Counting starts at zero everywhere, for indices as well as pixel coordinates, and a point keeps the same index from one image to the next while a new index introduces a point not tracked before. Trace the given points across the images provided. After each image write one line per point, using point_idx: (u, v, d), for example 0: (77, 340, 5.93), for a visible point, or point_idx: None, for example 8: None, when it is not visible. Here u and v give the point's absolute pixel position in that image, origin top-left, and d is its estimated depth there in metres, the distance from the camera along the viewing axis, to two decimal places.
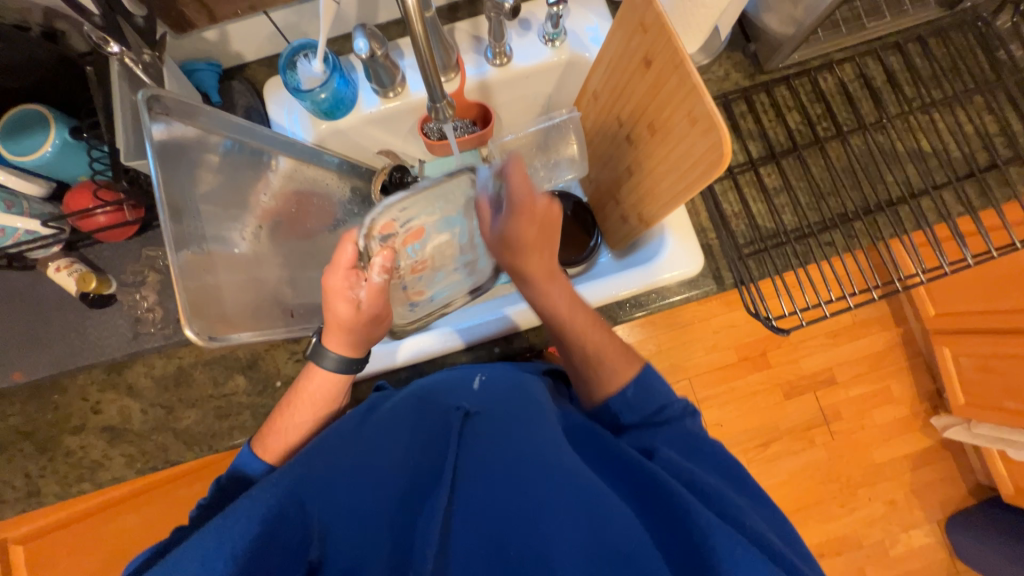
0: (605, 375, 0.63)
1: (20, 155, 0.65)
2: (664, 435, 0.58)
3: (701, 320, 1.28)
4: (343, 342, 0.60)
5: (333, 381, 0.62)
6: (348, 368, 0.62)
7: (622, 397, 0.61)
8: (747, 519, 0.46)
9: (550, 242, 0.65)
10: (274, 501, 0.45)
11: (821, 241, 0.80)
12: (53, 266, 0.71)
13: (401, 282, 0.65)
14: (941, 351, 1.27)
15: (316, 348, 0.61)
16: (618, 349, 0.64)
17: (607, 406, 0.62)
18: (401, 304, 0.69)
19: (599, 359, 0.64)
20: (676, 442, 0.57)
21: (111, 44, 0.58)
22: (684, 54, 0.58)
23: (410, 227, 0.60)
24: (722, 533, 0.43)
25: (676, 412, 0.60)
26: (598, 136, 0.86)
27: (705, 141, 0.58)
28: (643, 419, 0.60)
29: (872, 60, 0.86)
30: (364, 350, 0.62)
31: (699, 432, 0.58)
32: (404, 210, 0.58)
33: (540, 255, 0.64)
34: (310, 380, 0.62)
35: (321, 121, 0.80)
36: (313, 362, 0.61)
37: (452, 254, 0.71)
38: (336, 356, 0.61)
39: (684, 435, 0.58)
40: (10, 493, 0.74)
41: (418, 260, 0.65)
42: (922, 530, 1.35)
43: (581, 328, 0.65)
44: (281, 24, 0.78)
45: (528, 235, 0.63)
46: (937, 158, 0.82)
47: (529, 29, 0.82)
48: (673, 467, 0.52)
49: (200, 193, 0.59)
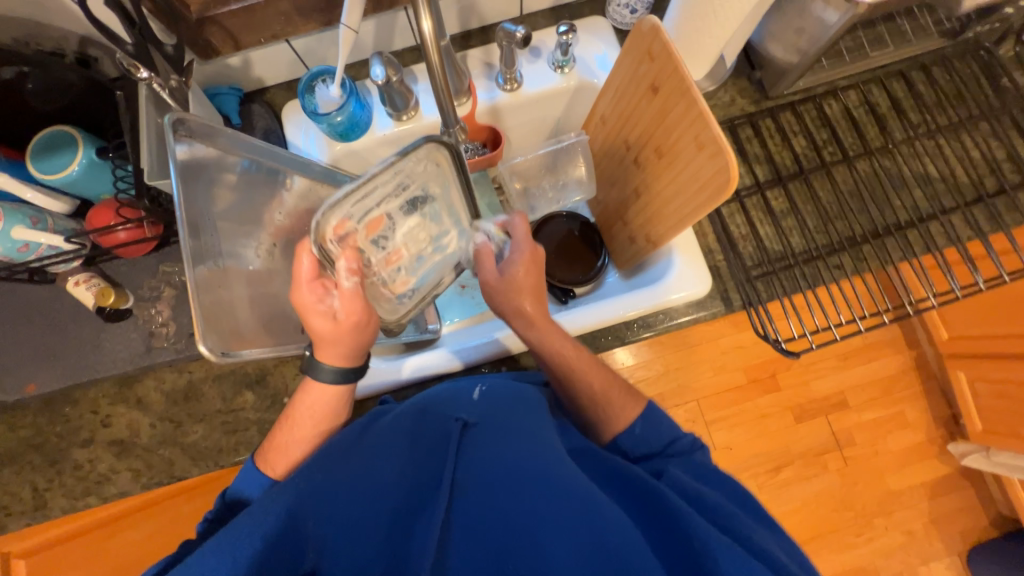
0: (611, 412, 0.63)
1: (48, 174, 0.67)
2: (675, 462, 0.58)
3: (709, 341, 1.27)
4: (335, 355, 0.59)
5: (334, 394, 0.62)
6: (346, 379, 0.61)
7: (632, 434, 0.61)
8: (753, 535, 0.47)
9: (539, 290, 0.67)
10: (275, 516, 0.45)
11: (830, 263, 0.80)
12: (72, 280, 0.73)
13: (376, 278, 0.60)
14: (956, 376, 1.25)
15: (311, 362, 0.60)
16: (622, 389, 0.65)
17: (613, 429, 0.62)
18: (388, 300, 0.64)
19: (606, 401, 0.64)
20: (681, 464, 0.57)
21: (140, 69, 0.60)
22: (690, 82, 0.59)
23: (368, 219, 0.56)
24: (727, 551, 0.43)
25: (686, 444, 0.60)
26: (605, 159, 0.87)
27: (711, 165, 0.60)
28: (656, 450, 0.60)
29: (876, 86, 0.87)
30: (357, 359, 0.61)
31: (704, 460, 0.58)
32: (355, 204, 0.53)
33: (536, 302, 0.66)
34: (306, 393, 0.61)
35: (336, 143, 0.82)
36: (308, 375, 0.60)
37: (427, 237, 0.64)
38: (332, 369, 0.60)
39: (690, 461, 0.58)
40: (17, 505, 0.74)
41: (389, 252, 0.60)
42: (941, 563, 1.30)
43: (583, 369, 0.65)
44: (301, 51, 0.81)
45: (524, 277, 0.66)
46: (944, 182, 0.83)
47: (539, 56, 0.85)
48: (681, 485, 0.51)
49: (217, 211, 0.61)
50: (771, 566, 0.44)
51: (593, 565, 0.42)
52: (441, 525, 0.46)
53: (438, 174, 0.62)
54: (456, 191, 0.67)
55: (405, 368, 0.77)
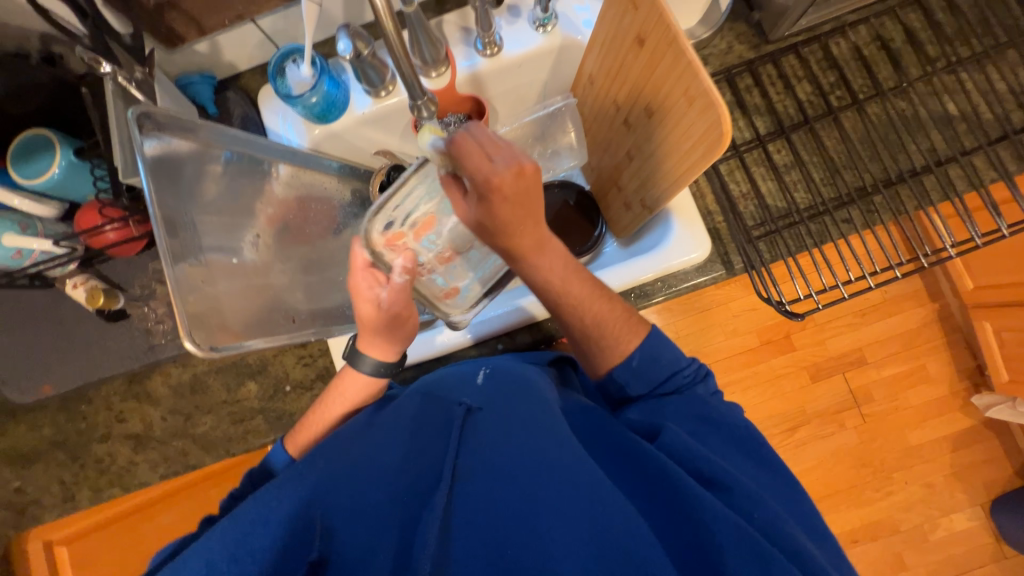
0: (607, 347, 0.58)
1: (30, 179, 0.67)
2: (671, 409, 0.56)
3: (719, 305, 1.23)
4: (378, 345, 0.60)
5: (361, 382, 0.61)
6: (386, 374, 0.62)
7: (628, 366, 0.57)
8: (755, 510, 0.45)
9: (535, 206, 0.50)
10: (280, 515, 0.44)
11: (837, 218, 0.75)
12: (70, 283, 0.74)
13: (432, 275, 0.71)
14: (981, 326, 1.20)
15: (354, 354, 0.61)
16: (622, 320, 0.58)
17: (612, 377, 0.59)
18: (448, 300, 0.73)
19: (600, 333, 0.58)
20: (683, 419, 0.55)
21: (102, 63, 0.60)
22: (678, 29, 0.55)
23: (416, 222, 0.69)
24: (730, 529, 0.42)
25: (688, 377, 0.58)
26: (596, 122, 0.83)
27: (703, 120, 0.55)
28: (649, 391, 0.58)
29: (890, 19, 0.79)
30: (398, 354, 0.62)
31: (710, 402, 0.56)
32: (396, 211, 0.67)
33: (529, 230, 0.52)
34: (342, 377, 0.62)
35: (315, 126, 0.80)
36: (350, 365, 0.61)
37: (467, 230, 0.73)
38: (372, 360, 0.61)
39: (690, 404, 0.56)
40: (49, 498, 0.79)
41: (442, 251, 0.72)
42: (963, 514, 1.29)
43: (579, 299, 0.57)
44: (270, 30, 0.78)
45: (501, 201, 0.48)
46: (966, 121, 0.76)
47: (519, 15, 0.80)
48: (679, 451, 0.49)
49: (199, 205, 0.60)
50: (772, 537, 0.44)
51: (593, 543, 0.41)
52: (442, 514, 0.45)
53: None
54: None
55: (421, 344, 0.76)
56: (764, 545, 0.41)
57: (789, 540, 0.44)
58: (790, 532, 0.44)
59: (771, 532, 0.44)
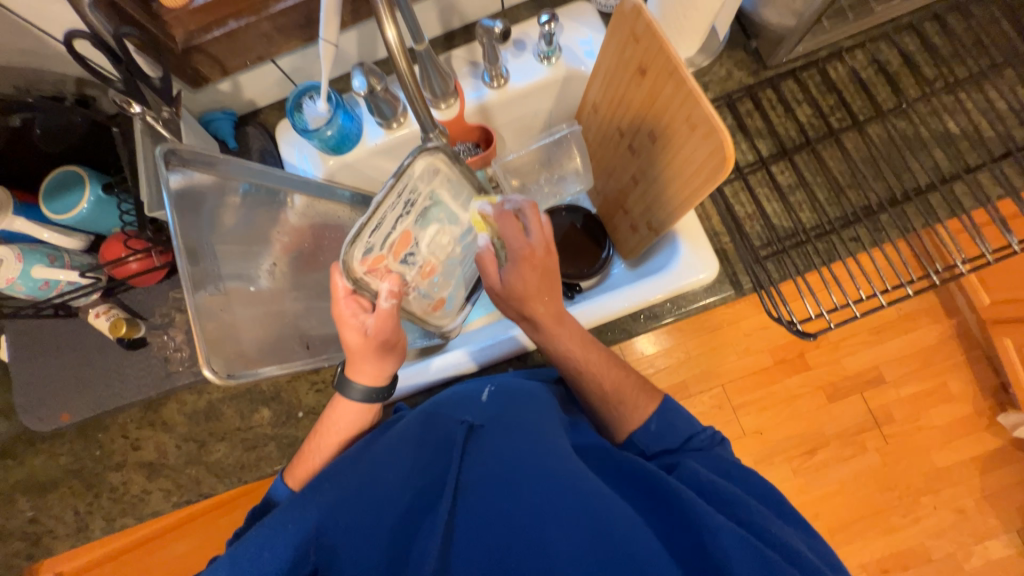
0: (623, 411, 0.60)
1: (60, 214, 0.70)
2: (695, 457, 0.56)
3: (731, 324, 1.22)
4: (367, 370, 0.60)
5: (357, 412, 0.62)
6: (376, 398, 0.62)
7: (648, 430, 0.58)
8: (767, 526, 0.44)
9: (553, 280, 0.60)
10: (287, 551, 0.43)
11: (845, 237, 0.76)
12: (93, 312, 0.77)
13: (417, 293, 0.67)
14: (1002, 342, 1.17)
15: (343, 380, 0.61)
16: (636, 385, 0.62)
17: (632, 442, 0.59)
18: (432, 314, 0.73)
19: (618, 399, 0.61)
20: (700, 458, 0.55)
21: (133, 105, 0.63)
22: (678, 61, 0.57)
23: (393, 242, 0.60)
24: (736, 542, 0.41)
25: (705, 441, 0.57)
26: (601, 147, 0.85)
27: (706, 144, 0.57)
28: (673, 447, 0.57)
29: (885, 43, 0.82)
30: (386, 379, 0.61)
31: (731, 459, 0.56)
32: (374, 234, 0.56)
33: (547, 303, 0.59)
34: (334, 411, 0.62)
35: (330, 157, 0.83)
36: (340, 394, 0.61)
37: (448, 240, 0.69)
38: (362, 387, 0.61)
39: (709, 458, 0.55)
40: (62, 528, 0.79)
41: (421, 266, 0.66)
42: (1000, 541, 1.23)
43: (596, 365, 0.61)
44: (288, 69, 0.82)
45: (528, 266, 0.58)
46: (967, 139, 0.77)
47: (524, 49, 0.83)
48: (697, 481, 0.49)
49: (219, 235, 0.62)
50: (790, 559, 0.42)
51: (599, 551, 0.40)
52: (446, 528, 0.44)
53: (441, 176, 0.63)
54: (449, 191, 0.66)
55: (431, 369, 0.76)
56: (775, 560, 0.41)
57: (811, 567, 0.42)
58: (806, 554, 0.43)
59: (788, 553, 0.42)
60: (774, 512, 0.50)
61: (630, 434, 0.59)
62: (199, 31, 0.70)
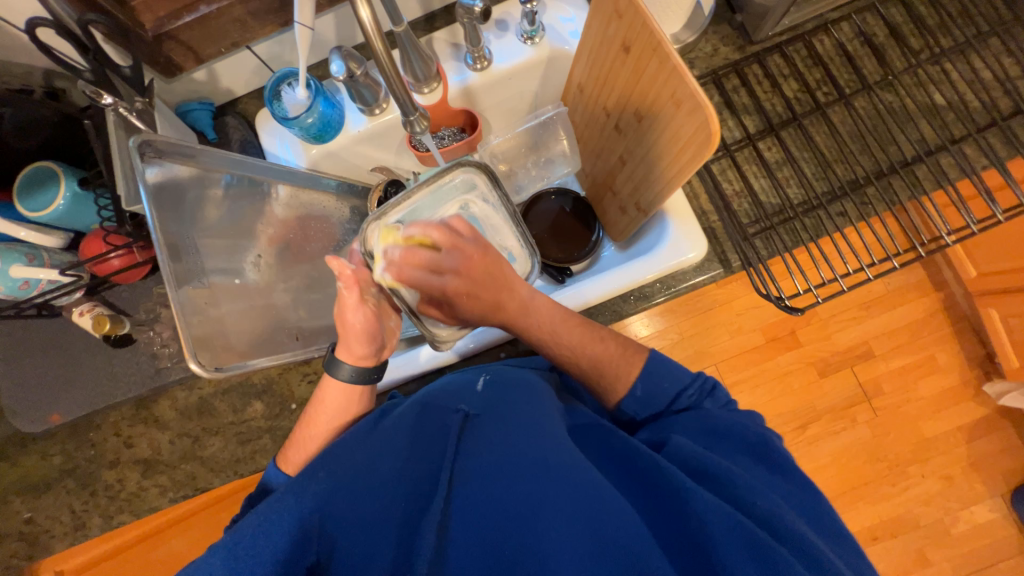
0: (608, 382, 0.60)
1: (36, 211, 0.69)
2: (683, 422, 0.56)
3: (722, 304, 1.23)
4: (353, 351, 0.61)
5: (345, 393, 0.62)
6: (365, 379, 0.62)
7: (633, 397, 0.59)
8: (755, 500, 0.45)
9: (497, 277, 0.56)
10: (284, 543, 0.42)
11: (832, 212, 0.76)
12: (77, 311, 0.75)
13: None
14: (987, 313, 1.19)
15: (330, 362, 0.61)
16: (616, 355, 0.60)
17: (621, 410, 0.61)
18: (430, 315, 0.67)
19: (599, 374, 0.60)
20: (688, 423, 0.56)
21: (103, 95, 0.62)
22: (662, 36, 0.56)
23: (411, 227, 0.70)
24: (720, 519, 0.42)
25: (693, 396, 0.59)
26: (587, 128, 0.84)
27: (692, 121, 0.56)
28: (661, 411, 0.59)
29: (871, 15, 0.81)
30: (372, 358, 0.63)
31: (718, 415, 0.56)
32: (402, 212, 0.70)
33: (511, 296, 0.57)
34: (324, 392, 0.62)
35: (312, 146, 0.81)
36: (328, 374, 0.62)
37: None
38: (351, 366, 0.62)
39: (699, 420, 0.55)
40: (60, 527, 0.79)
41: None
42: (985, 506, 1.27)
43: (580, 345, 0.59)
44: (265, 56, 0.80)
45: (463, 296, 0.56)
46: (953, 110, 0.77)
47: (506, 29, 0.81)
48: (683, 454, 0.49)
49: (201, 228, 0.61)
50: (777, 534, 0.42)
51: (592, 537, 0.40)
52: (440, 518, 0.43)
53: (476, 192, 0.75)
54: (484, 206, 0.75)
55: (420, 358, 0.75)
56: (758, 535, 0.41)
57: (799, 539, 0.42)
58: (793, 524, 0.43)
59: (772, 528, 0.43)
60: (770, 473, 0.50)
61: (619, 403, 0.60)
62: (171, 16, 0.68)
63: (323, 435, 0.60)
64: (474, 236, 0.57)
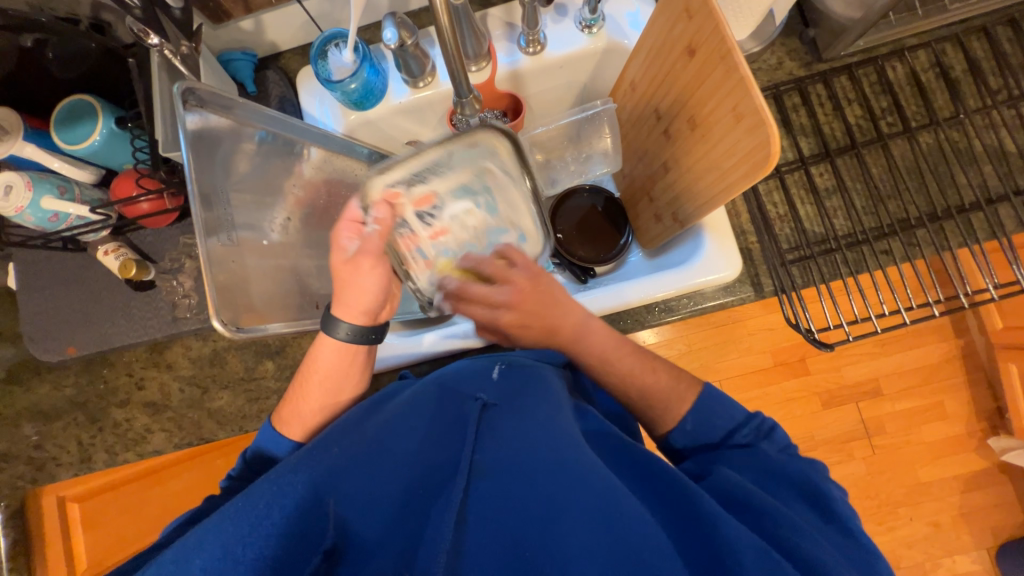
0: (657, 412, 0.59)
1: (71, 144, 0.68)
2: (734, 458, 0.55)
3: (736, 322, 1.21)
4: (350, 308, 0.60)
5: (339, 354, 0.61)
6: (360, 340, 0.61)
7: (684, 430, 0.58)
8: (801, 544, 0.43)
9: (550, 303, 0.60)
10: (294, 500, 0.43)
11: (877, 248, 0.73)
12: (101, 250, 0.75)
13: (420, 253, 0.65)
14: (1007, 367, 1.16)
15: (328, 320, 0.60)
16: (637, 376, 0.60)
17: (668, 441, 0.59)
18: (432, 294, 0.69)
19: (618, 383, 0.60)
20: (742, 459, 0.54)
21: (151, 35, 0.60)
22: (732, 43, 0.53)
23: (417, 194, 0.64)
24: (755, 553, 0.41)
25: (749, 435, 0.56)
26: (633, 129, 0.81)
27: (750, 139, 0.54)
28: (715, 441, 0.57)
29: (952, 46, 0.76)
30: (375, 318, 0.62)
31: (774, 457, 0.54)
32: (407, 174, 0.64)
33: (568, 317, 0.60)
34: (317, 352, 0.61)
35: (351, 112, 0.79)
36: (324, 332, 0.60)
37: (479, 227, 0.67)
38: (348, 327, 0.60)
39: (755, 461, 0.54)
40: (65, 457, 0.80)
41: (433, 231, 0.65)
42: (968, 556, 1.27)
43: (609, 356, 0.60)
44: (314, 13, 0.79)
45: (516, 326, 0.61)
46: (1020, 158, 0.74)
47: (565, 14, 0.78)
48: (727, 485, 0.49)
49: (233, 182, 0.61)
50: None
51: (609, 552, 0.40)
52: (458, 508, 0.43)
53: (495, 159, 0.69)
54: (505, 180, 0.70)
55: (424, 343, 0.75)
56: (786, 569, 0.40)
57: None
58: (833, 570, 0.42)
59: (807, 566, 0.42)
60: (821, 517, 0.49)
61: (669, 436, 0.59)
62: None
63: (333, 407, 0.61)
64: (524, 264, 0.61)
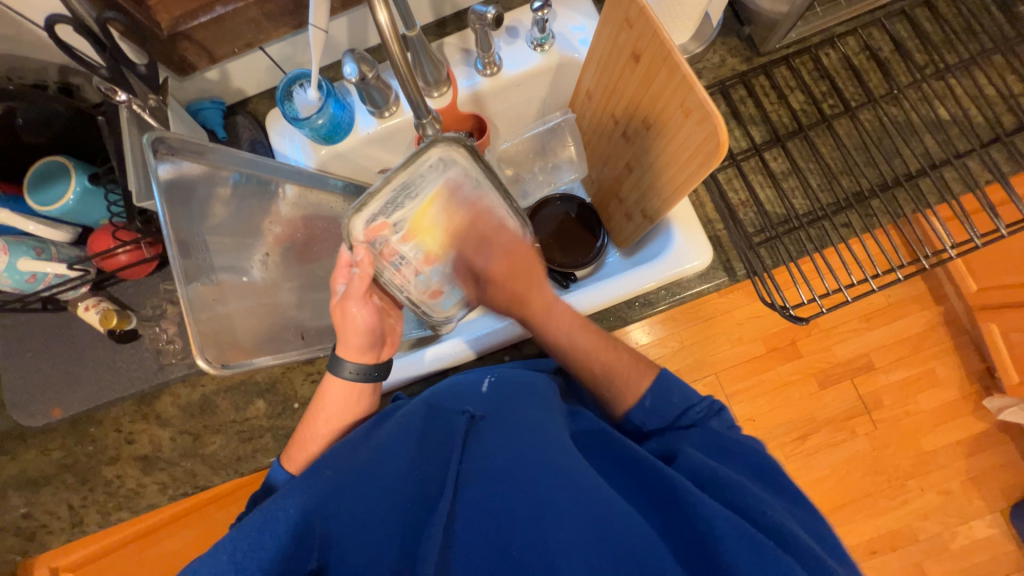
0: (615, 390, 0.62)
1: (45, 205, 0.69)
2: (691, 438, 0.56)
3: (724, 312, 1.22)
4: (355, 348, 0.61)
5: (344, 394, 0.62)
6: (367, 378, 0.63)
7: (642, 407, 0.60)
8: (766, 509, 0.44)
9: (529, 272, 0.65)
10: (287, 527, 0.43)
11: (836, 223, 0.77)
12: (82, 305, 0.76)
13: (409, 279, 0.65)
14: (988, 328, 1.19)
15: (333, 361, 0.62)
16: (630, 366, 0.63)
17: (628, 418, 0.61)
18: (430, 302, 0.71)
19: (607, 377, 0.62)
20: (695, 439, 0.55)
21: (118, 93, 0.62)
22: (671, 45, 0.57)
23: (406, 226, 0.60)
24: (731, 530, 0.41)
25: (700, 413, 0.58)
26: (595, 135, 0.84)
27: (699, 130, 0.57)
28: (667, 424, 0.59)
29: (877, 30, 0.82)
30: (377, 357, 0.64)
31: (723, 432, 0.56)
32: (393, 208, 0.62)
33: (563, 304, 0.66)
34: (325, 393, 0.62)
35: (322, 147, 0.82)
36: (330, 372, 0.62)
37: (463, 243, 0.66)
38: (353, 366, 0.62)
39: (709, 440, 0.55)
40: (57, 523, 0.78)
41: (419, 258, 0.64)
42: (984, 522, 1.26)
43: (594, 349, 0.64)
44: (277, 57, 0.82)
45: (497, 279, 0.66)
46: (957, 125, 0.78)
47: (517, 36, 0.82)
48: (695, 467, 0.49)
49: (209, 226, 0.62)
50: (782, 542, 0.42)
51: (597, 543, 0.40)
52: (446, 518, 0.44)
53: None
54: None
55: (425, 359, 0.74)
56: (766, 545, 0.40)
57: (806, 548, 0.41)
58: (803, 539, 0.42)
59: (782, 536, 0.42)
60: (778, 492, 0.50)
61: (626, 412, 0.61)
62: (186, 16, 0.69)
63: (325, 436, 0.61)
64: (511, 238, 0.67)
